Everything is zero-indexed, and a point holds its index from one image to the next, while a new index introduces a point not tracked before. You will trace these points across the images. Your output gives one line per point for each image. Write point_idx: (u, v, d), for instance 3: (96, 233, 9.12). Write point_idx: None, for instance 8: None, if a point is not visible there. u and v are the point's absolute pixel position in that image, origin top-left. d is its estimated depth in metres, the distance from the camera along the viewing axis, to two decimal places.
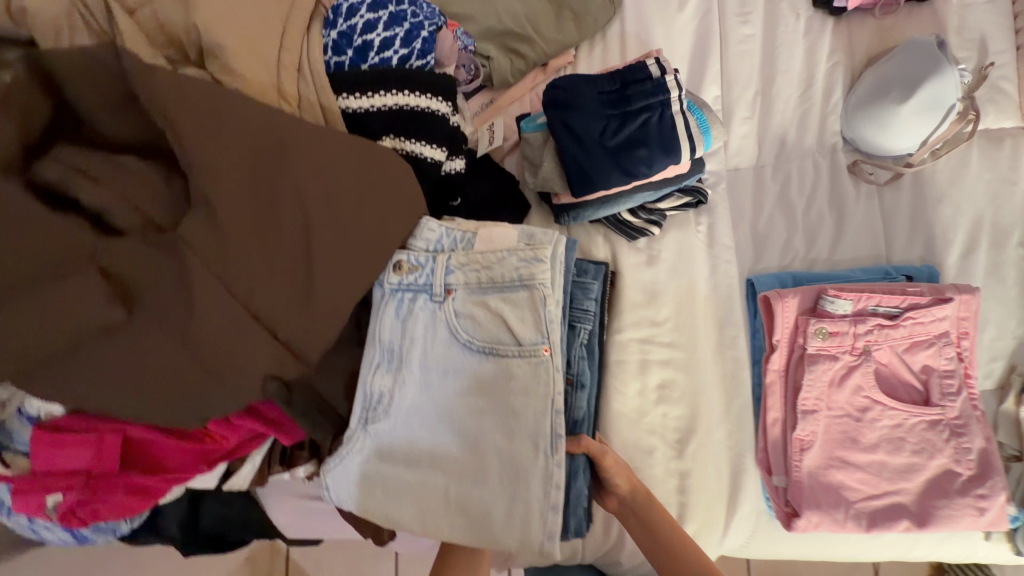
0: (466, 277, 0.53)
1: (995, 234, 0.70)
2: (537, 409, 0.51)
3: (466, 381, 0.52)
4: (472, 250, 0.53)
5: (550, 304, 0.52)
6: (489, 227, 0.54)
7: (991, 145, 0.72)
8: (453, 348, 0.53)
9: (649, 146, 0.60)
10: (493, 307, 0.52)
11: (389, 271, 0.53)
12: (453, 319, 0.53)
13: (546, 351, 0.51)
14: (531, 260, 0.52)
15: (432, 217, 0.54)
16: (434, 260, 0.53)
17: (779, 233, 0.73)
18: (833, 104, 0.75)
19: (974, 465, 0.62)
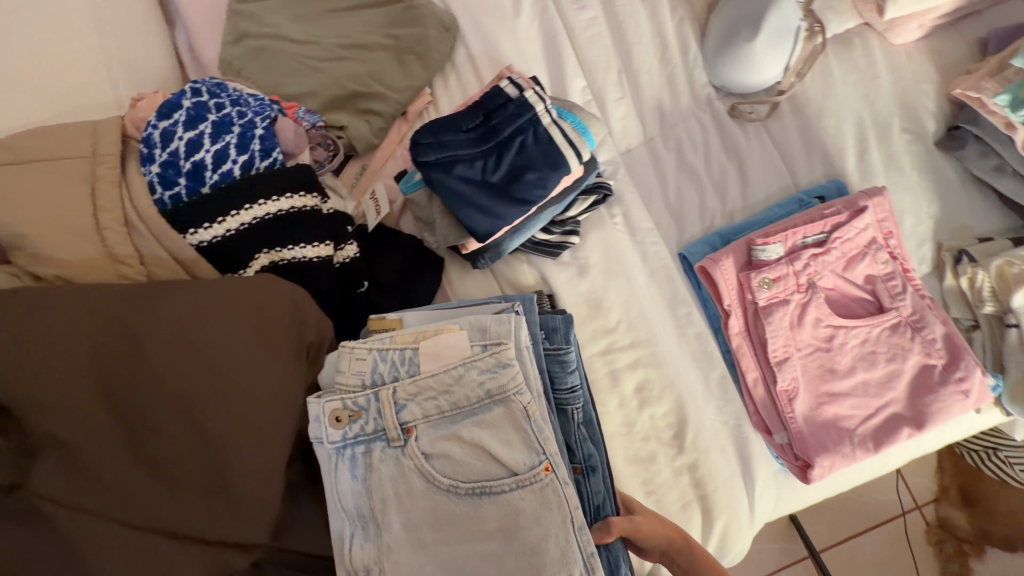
0: (423, 410, 0.53)
1: (878, 129, 0.72)
2: (555, 536, 0.50)
3: (465, 527, 0.51)
4: (421, 377, 0.53)
5: (534, 416, 0.52)
6: (433, 341, 0.54)
7: (845, 49, 0.74)
8: (435, 494, 0.52)
9: (536, 168, 0.56)
10: (462, 437, 0.52)
11: (329, 427, 0.53)
12: (426, 462, 0.52)
13: (546, 470, 0.51)
14: (496, 375, 0.53)
15: (357, 346, 0.54)
16: (382, 399, 0.53)
17: (690, 198, 0.72)
18: (693, 59, 0.75)
19: (943, 353, 0.63)
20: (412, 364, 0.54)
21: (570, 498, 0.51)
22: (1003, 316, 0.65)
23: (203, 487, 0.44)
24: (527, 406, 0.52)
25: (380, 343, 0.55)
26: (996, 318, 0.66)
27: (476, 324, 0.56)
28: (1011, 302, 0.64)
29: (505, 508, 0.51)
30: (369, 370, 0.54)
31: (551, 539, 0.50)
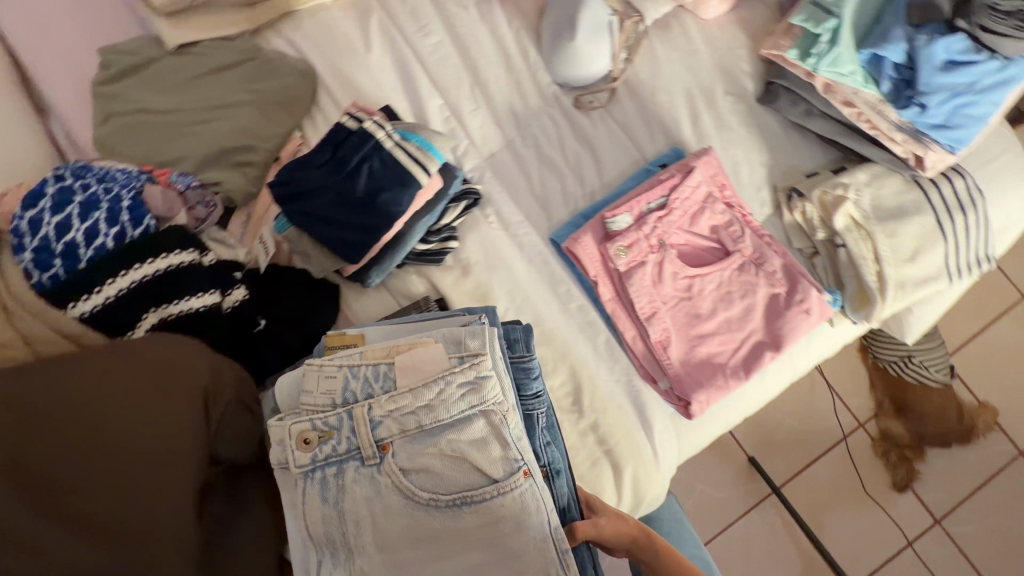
0: (401, 425, 0.59)
1: (705, 95, 0.81)
2: (535, 538, 0.56)
3: (447, 537, 0.56)
4: (397, 392, 0.59)
5: (512, 425, 0.59)
6: (411, 356, 0.61)
7: (664, 31, 0.83)
8: (414, 508, 0.57)
9: (387, 188, 0.63)
10: (440, 449, 0.58)
11: (306, 450, 0.58)
12: (404, 478, 0.57)
13: (525, 475, 0.58)
14: (475, 391, 0.60)
15: (329, 364, 0.60)
16: (360, 415, 0.58)
17: (553, 186, 0.79)
18: (535, 62, 0.83)
19: (786, 281, 0.71)
20: (387, 379, 0.60)
21: (545, 500, 0.58)
22: (834, 239, 0.74)
23: (104, 537, 0.45)
24: (505, 417, 0.60)
25: (353, 360, 0.62)
26: (827, 241, 0.75)
27: (452, 339, 0.63)
28: (834, 225, 0.73)
29: (482, 511, 0.57)
30: (342, 386, 0.60)
31: (531, 540, 0.56)
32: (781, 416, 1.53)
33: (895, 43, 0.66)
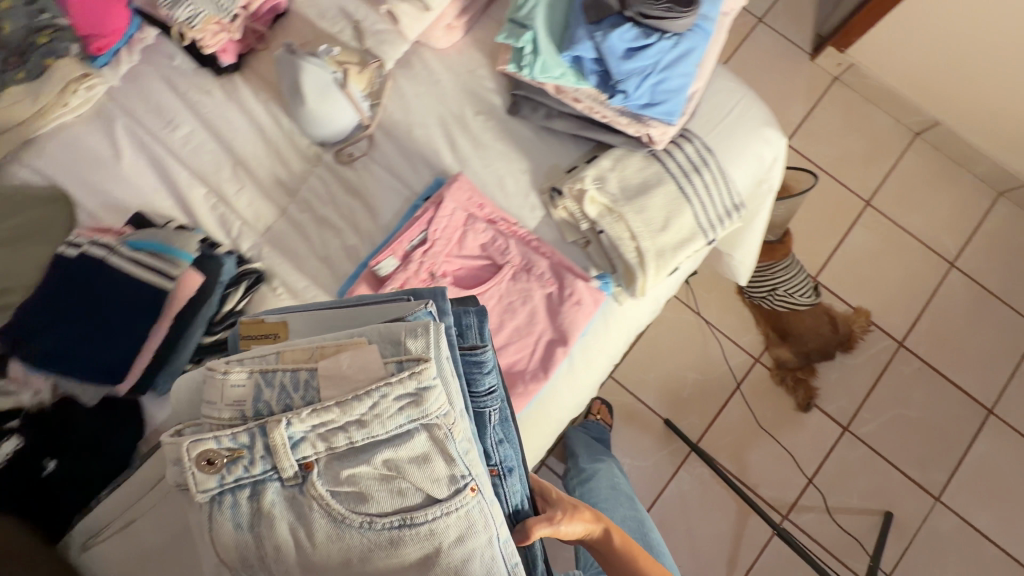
0: (326, 447, 0.63)
1: (458, 120, 0.85)
2: (481, 553, 0.63)
3: (379, 550, 0.62)
4: (320, 409, 0.62)
5: (458, 442, 0.64)
6: (340, 364, 0.64)
7: (407, 69, 0.87)
8: (334, 526, 0.62)
9: (125, 299, 0.68)
10: (375, 467, 0.63)
11: (223, 473, 0.62)
12: (327, 499, 0.62)
13: (472, 492, 0.64)
14: (418, 409, 0.63)
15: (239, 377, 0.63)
16: (277, 431, 0.62)
17: (334, 243, 0.82)
18: (289, 127, 0.84)
19: (555, 278, 0.78)
20: (308, 389, 0.64)
21: (492, 514, 0.65)
22: (595, 226, 0.79)
23: None
24: (448, 431, 0.64)
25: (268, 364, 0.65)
26: (591, 229, 0.79)
27: (389, 340, 0.65)
28: (588, 214, 0.77)
29: (421, 528, 0.62)
30: (254, 395, 0.64)
31: (475, 553, 0.63)
32: (684, 371, 1.61)
33: (582, 43, 0.71)
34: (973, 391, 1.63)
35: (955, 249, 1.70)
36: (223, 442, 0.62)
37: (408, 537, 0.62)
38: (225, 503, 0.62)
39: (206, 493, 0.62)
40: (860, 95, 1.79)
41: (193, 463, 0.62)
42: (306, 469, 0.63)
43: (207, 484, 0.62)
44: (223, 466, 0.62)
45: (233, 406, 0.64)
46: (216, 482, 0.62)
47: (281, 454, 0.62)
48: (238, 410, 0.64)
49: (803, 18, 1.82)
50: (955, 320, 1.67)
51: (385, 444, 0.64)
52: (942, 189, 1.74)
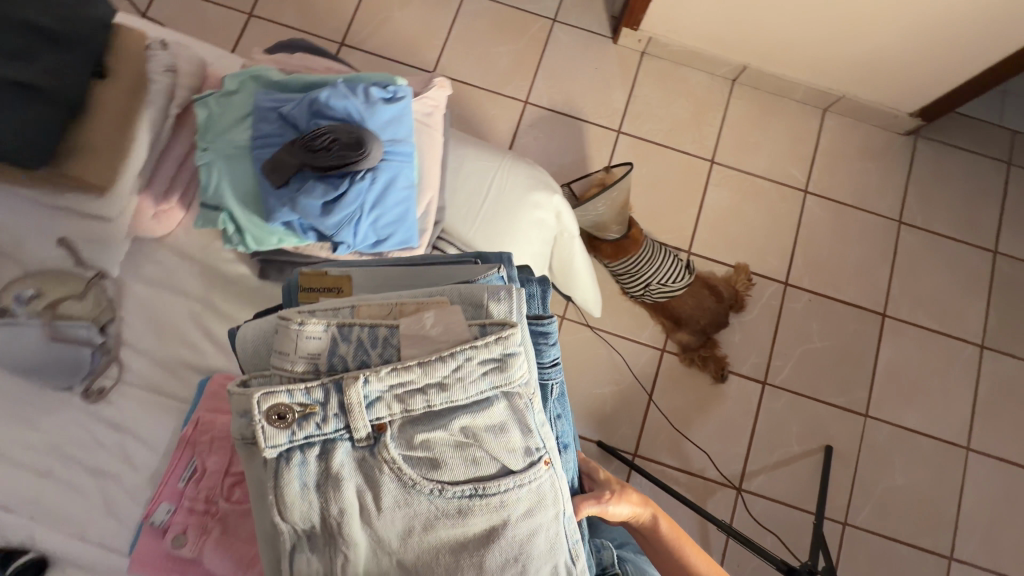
0: (404, 409, 0.73)
1: (207, 313, 0.97)
2: (548, 521, 0.75)
3: (448, 506, 0.72)
4: (403, 372, 0.72)
5: (530, 409, 0.77)
6: (425, 325, 0.75)
7: (139, 283, 0.97)
8: (402, 485, 0.71)
9: None
10: (451, 432, 0.74)
11: (306, 426, 0.70)
12: (399, 462, 0.72)
13: (545, 464, 0.76)
14: (501, 378, 0.75)
15: (319, 329, 0.72)
16: (355, 389, 0.71)
17: (113, 474, 0.90)
18: (26, 387, 0.91)
19: None
20: (386, 347, 0.74)
21: (557, 488, 0.77)
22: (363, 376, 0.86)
23: None
24: (520, 401, 0.77)
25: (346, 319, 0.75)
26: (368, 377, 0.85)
27: (472, 304, 0.78)
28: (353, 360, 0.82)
29: (491, 498, 0.73)
30: (330, 348, 0.73)
31: (545, 519, 0.75)
32: (600, 387, 1.60)
33: (282, 214, 0.76)
34: (863, 303, 1.69)
35: (803, 176, 1.76)
36: (295, 398, 0.70)
37: (476, 505, 0.72)
38: (295, 459, 0.70)
39: (274, 448, 0.70)
40: (670, 61, 1.81)
41: (267, 416, 0.70)
42: (378, 431, 0.73)
43: (277, 439, 0.70)
44: (295, 421, 0.70)
45: (307, 360, 0.73)
46: (288, 436, 0.70)
47: (358, 415, 0.71)
48: (313, 363, 0.73)
49: (593, 5, 1.82)
50: (825, 241, 1.73)
51: (464, 410, 0.75)
52: (773, 123, 1.79)
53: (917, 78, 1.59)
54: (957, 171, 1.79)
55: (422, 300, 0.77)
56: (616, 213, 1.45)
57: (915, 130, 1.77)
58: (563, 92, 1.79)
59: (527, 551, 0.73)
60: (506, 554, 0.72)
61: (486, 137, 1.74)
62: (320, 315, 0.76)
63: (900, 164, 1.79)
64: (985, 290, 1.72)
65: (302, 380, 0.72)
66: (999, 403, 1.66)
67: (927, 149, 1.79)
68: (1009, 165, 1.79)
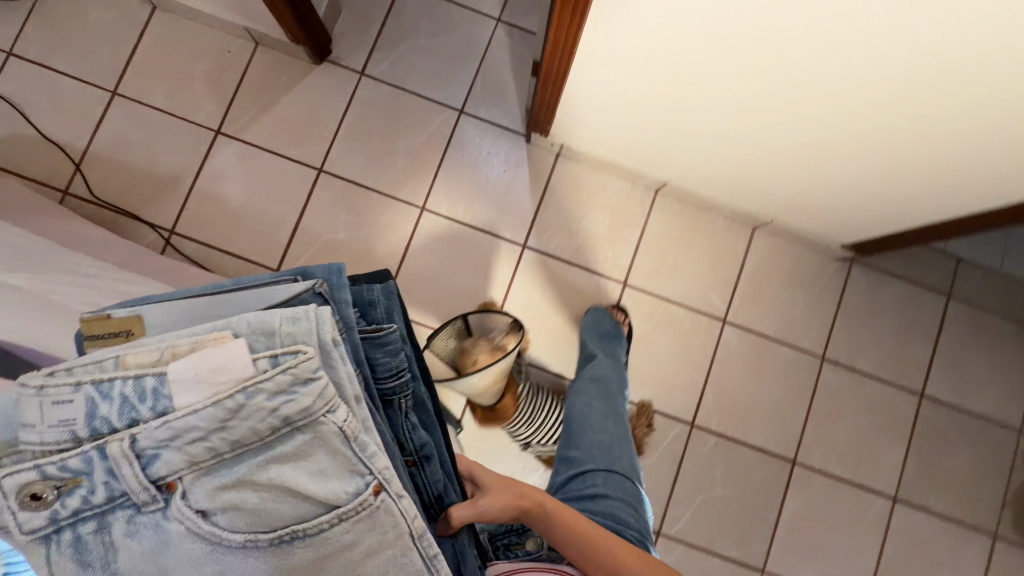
0: (196, 455, 0.60)
1: None
2: (396, 542, 0.67)
3: (267, 555, 0.63)
4: (171, 421, 0.58)
5: (351, 435, 0.64)
6: (193, 364, 0.59)
7: None
8: (202, 547, 0.61)
9: None
10: (257, 478, 0.62)
11: (71, 500, 0.58)
12: (194, 521, 0.60)
13: (380, 492, 0.65)
14: (301, 411, 0.62)
15: (61, 388, 0.58)
16: (123, 450, 0.58)
17: None
18: None
19: None
20: (158, 398, 0.59)
21: (402, 508, 0.67)
22: None
23: None
24: (338, 428, 0.63)
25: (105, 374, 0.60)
26: None
27: (263, 327, 0.64)
28: None
29: (320, 537, 0.64)
30: (86, 411, 0.58)
31: (393, 545, 0.67)
32: None
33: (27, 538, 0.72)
34: (773, 448, 1.58)
35: (723, 304, 1.61)
36: (49, 473, 0.57)
37: (303, 548, 0.64)
38: (66, 538, 0.58)
39: (35, 533, 0.57)
40: (587, 165, 1.62)
41: (17, 502, 0.57)
42: (166, 491, 0.60)
43: (36, 522, 0.57)
44: (55, 500, 0.57)
45: (58, 428, 0.58)
46: (50, 516, 0.57)
47: (130, 479, 0.58)
48: (66, 431, 0.58)
49: (506, 96, 1.64)
50: (739, 379, 1.59)
51: (269, 454, 0.62)
52: (695, 242, 1.62)
53: (847, 215, 1.42)
54: (891, 303, 1.64)
55: (199, 335, 0.62)
56: (482, 391, 1.32)
57: (850, 258, 1.61)
58: (466, 197, 1.60)
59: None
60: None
61: (375, 247, 1.57)
62: (77, 371, 0.60)
63: (831, 291, 1.63)
64: (906, 437, 1.61)
65: (58, 451, 0.58)
66: (905, 562, 1.56)
67: (862, 276, 1.64)
68: (949, 299, 1.64)
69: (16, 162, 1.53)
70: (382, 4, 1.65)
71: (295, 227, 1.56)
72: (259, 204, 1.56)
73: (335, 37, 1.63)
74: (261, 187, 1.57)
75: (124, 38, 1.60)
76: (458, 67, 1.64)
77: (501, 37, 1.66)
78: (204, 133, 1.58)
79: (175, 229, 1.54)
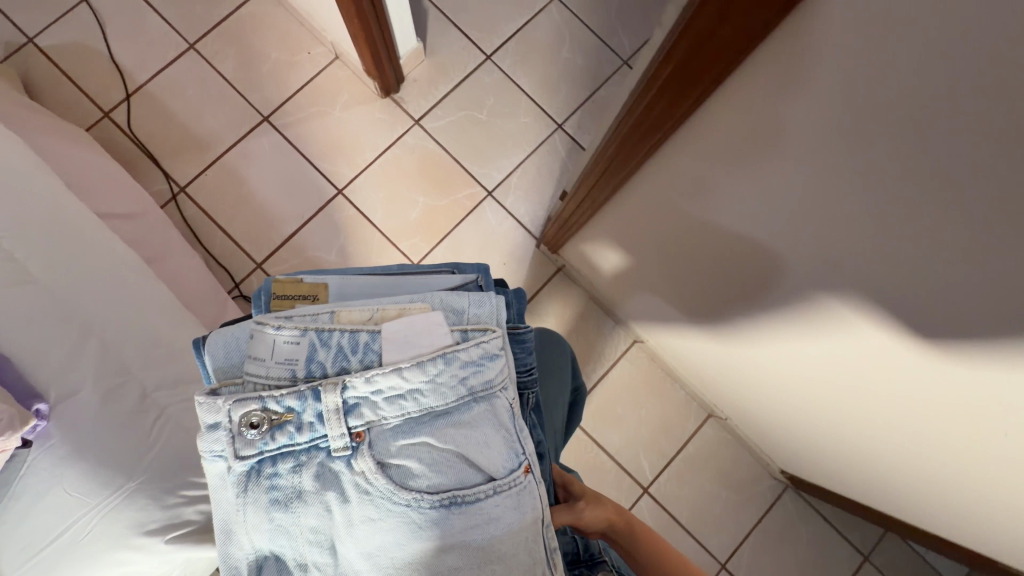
0: (392, 409, 0.68)
1: None
2: (530, 528, 0.68)
3: (431, 515, 0.66)
4: (377, 375, 0.67)
5: (506, 415, 0.72)
6: (403, 327, 0.70)
7: None
8: (375, 498, 0.66)
9: None
10: (431, 438, 0.69)
11: (278, 432, 0.66)
12: (379, 469, 0.67)
13: (524, 473, 0.70)
14: (476, 384, 0.70)
15: (284, 330, 0.68)
16: (332, 396, 0.66)
17: None
18: None
19: None
20: (368, 352, 0.69)
21: (538, 495, 0.70)
22: None
23: None
24: (501, 405, 0.72)
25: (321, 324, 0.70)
26: None
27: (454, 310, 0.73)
28: None
29: (470, 507, 0.67)
30: (308, 354, 0.68)
31: (529, 531, 0.68)
32: None
33: None
34: None
35: (651, 472, 1.61)
36: (269, 405, 0.66)
37: (452, 518, 0.66)
38: (268, 470, 0.67)
39: (245, 461, 0.66)
40: (580, 290, 1.66)
41: (239, 426, 0.66)
42: (356, 440, 0.68)
43: (250, 449, 0.66)
44: (268, 431, 0.66)
45: (283, 365, 0.68)
46: (259, 447, 0.66)
47: (333, 422, 0.67)
48: (288, 370, 0.68)
49: (537, 196, 1.68)
50: None
51: (443, 419, 0.70)
52: (649, 403, 1.64)
53: (791, 450, 1.43)
54: (809, 540, 1.62)
55: (406, 306, 0.72)
56: None
57: (785, 480, 1.61)
58: None
59: (503, 567, 0.66)
60: (473, 563, 0.66)
61: None
62: (297, 318, 0.70)
63: (754, 505, 1.62)
64: None
65: (276, 387, 0.67)
66: None
67: (790, 502, 1.63)
68: (864, 560, 1.62)
69: (77, 70, 1.61)
70: (461, 68, 1.73)
71: (293, 233, 1.60)
72: (271, 198, 1.62)
73: (407, 80, 1.71)
74: (281, 184, 1.63)
75: (222, 2, 1.69)
76: (503, 152, 1.70)
77: (555, 141, 1.72)
78: (253, 114, 1.65)
79: (186, 188, 1.60)
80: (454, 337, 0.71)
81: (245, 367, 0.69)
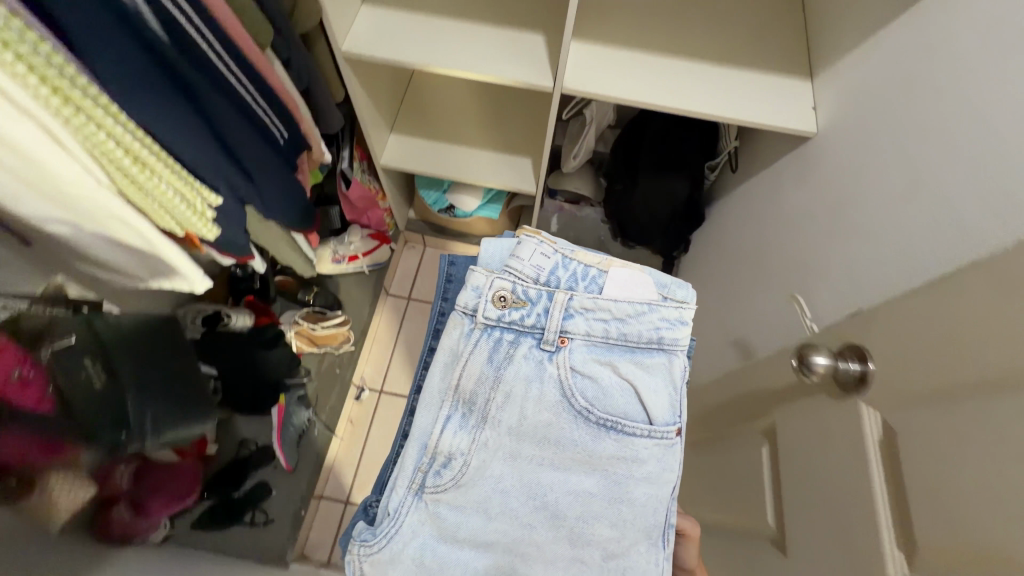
0: (587, 328, 0.74)
1: None
2: (658, 493, 0.76)
3: (588, 432, 0.73)
4: (597, 301, 0.74)
5: (678, 369, 0.76)
6: (625, 276, 0.76)
7: None
8: (559, 404, 0.73)
9: None
10: (608, 362, 0.75)
11: (511, 310, 0.73)
12: (565, 372, 0.73)
13: (676, 430, 0.75)
14: (667, 330, 0.75)
15: (540, 240, 0.75)
16: (560, 305, 0.73)
17: None
18: None
19: None
20: (593, 283, 0.76)
21: (680, 457, 0.76)
22: None
23: None
24: (681, 363, 0.76)
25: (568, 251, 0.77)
26: None
27: (659, 282, 0.77)
28: None
29: (624, 442, 0.74)
30: (551, 266, 0.75)
31: (651, 498, 0.75)
32: None
33: None
34: None
35: None
36: (514, 290, 0.73)
37: (608, 441, 0.74)
38: (493, 335, 0.73)
39: (484, 323, 0.73)
40: None
41: (487, 295, 0.73)
42: (558, 345, 0.74)
43: (489, 313, 0.73)
44: (506, 308, 0.73)
45: (531, 268, 0.74)
46: (497, 315, 0.73)
47: (554, 320, 0.73)
48: (535, 273, 0.74)
49: None
50: None
51: (629, 350, 0.75)
52: None
53: None
54: None
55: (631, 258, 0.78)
56: None
57: None
58: None
59: (630, 513, 0.75)
60: (608, 497, 0.75)
61: None
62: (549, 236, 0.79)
63: None
64: None
65: (521, 278, 0.74)
66: None
67: None
68: None
69: None
70: None
71: None
72: None
73: None
74: None
75: None
76: None
77: None
78: None
79: None
80: (653, 291, 0.76)
81: (501, 263, 0.75)
